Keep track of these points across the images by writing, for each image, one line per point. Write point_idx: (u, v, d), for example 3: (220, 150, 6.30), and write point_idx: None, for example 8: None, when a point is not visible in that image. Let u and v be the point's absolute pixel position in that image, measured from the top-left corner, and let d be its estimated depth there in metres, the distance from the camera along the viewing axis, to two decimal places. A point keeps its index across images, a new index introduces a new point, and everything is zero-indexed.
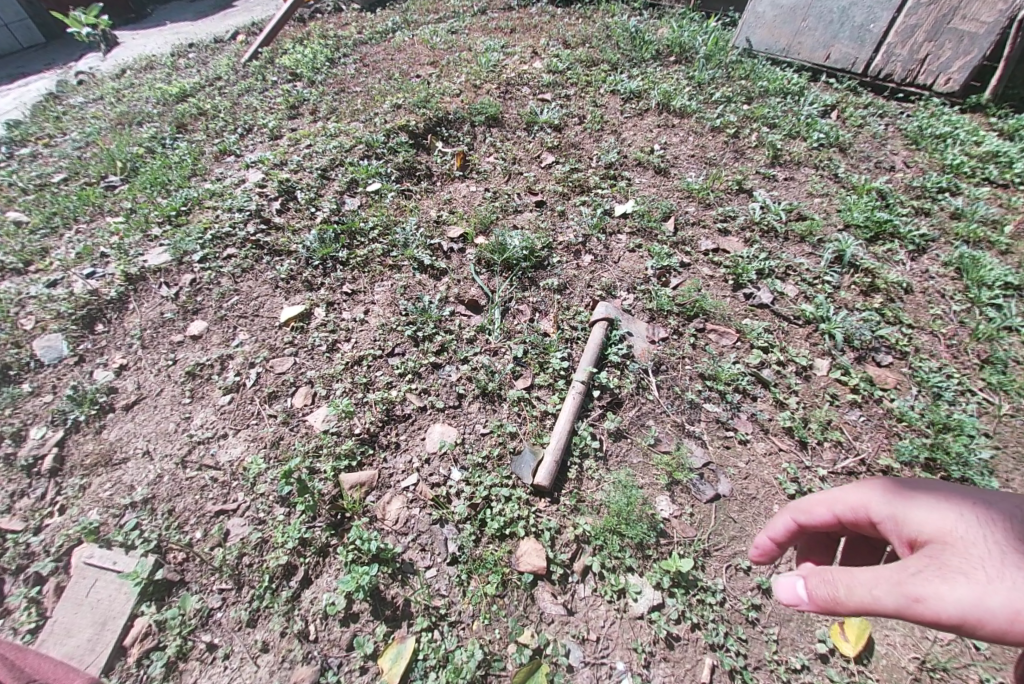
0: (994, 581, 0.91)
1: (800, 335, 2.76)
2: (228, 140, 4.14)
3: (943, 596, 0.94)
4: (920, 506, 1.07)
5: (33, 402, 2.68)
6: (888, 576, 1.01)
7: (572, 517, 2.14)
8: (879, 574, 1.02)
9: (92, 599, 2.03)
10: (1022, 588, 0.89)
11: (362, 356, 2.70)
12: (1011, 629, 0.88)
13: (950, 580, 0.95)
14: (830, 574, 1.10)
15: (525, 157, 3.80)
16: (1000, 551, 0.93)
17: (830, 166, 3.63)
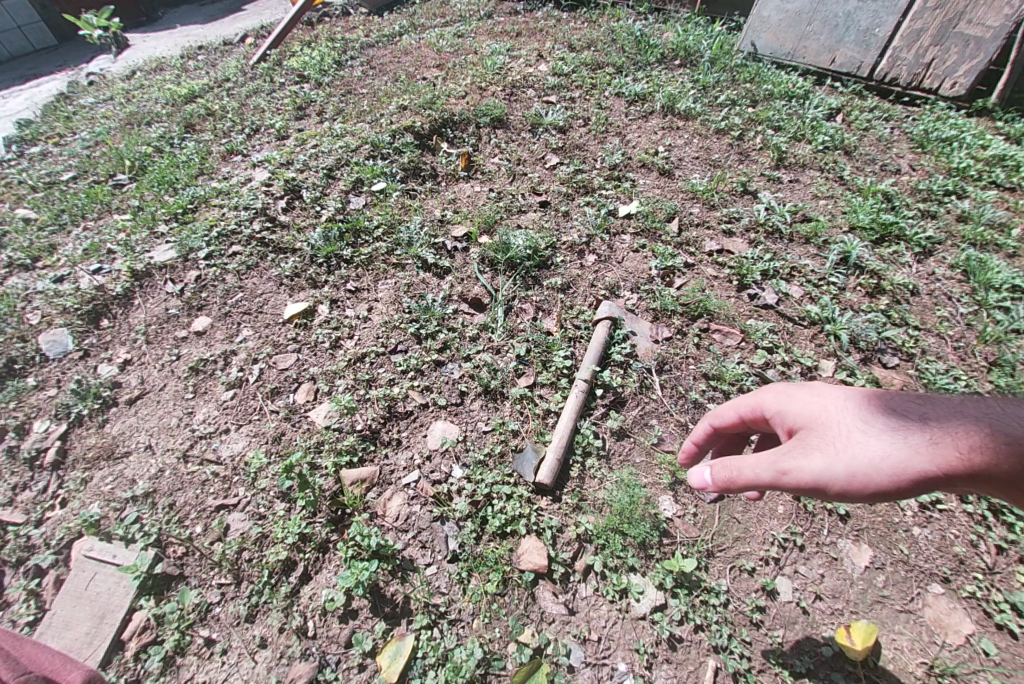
0: (843, 453, 1.23)
1: (805, 336, 2.74)
2: (235, 139, 4.16)
3: (802, 467, 1.26)
4: (801, 403, 1.36)
5: (37, 396, 2.69)
6: (769, 457, 1.30)
7: (574, 515, 2.12)
8: (761, 456, 1.31)
9: (91, 592, 2.03)
10: (858, 455, 1.22)
11: (365, 353, 2.70)
12: (849, 484, 1.22)
13: (810, 455, 1.26)
14: (727, 460, 1.37)
15: (530, 158, 3.81)
16: (845, 433, 1.26)
17: (836, 168, 3.61)
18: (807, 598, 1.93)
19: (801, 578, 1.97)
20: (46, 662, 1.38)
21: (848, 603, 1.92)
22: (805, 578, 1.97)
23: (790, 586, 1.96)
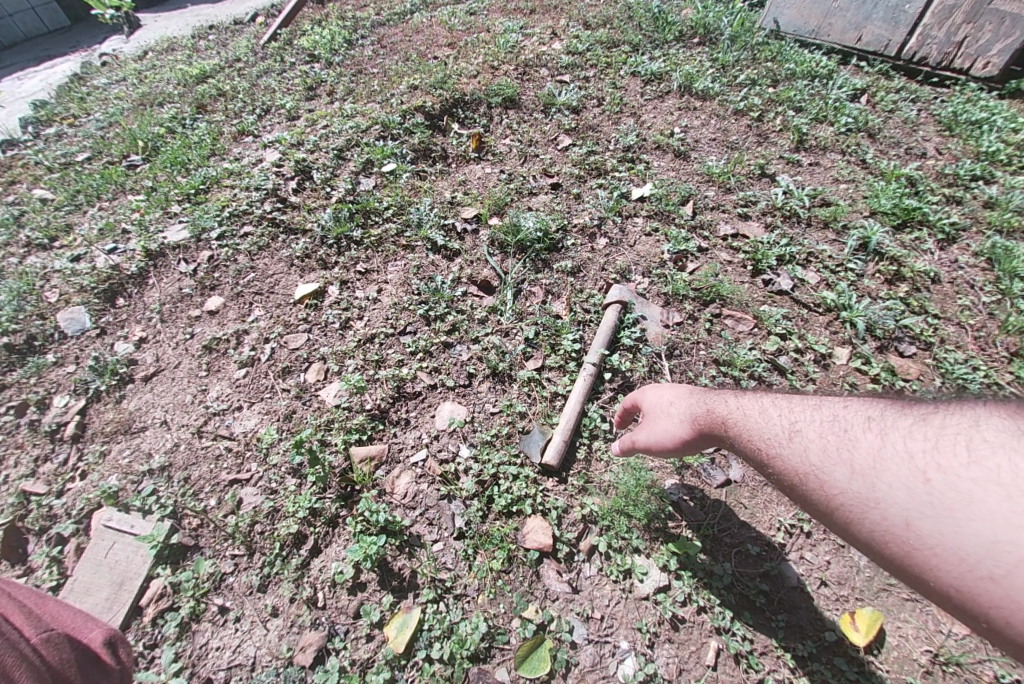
0: (662, 428, 1.61)
1: (819, 323, 2.70)
2: (246, 120, 4.16)
3: (641, 439, 1.70)
4: (650, 392, 1.73)
5: (56, 371, 2.75)
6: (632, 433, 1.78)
7: (580, 497, 2.14)
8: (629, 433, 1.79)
9: (110, 560, 2.09)
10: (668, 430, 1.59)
11: (374, 334, 2.71)
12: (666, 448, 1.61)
13: (647, 431, 1.69)
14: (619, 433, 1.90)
15: (542, 139, 3.75)
16: (664, 413, 1.63)
17: (858, 151, 3.52)
18: (812, 584, 1.93)
19: (807, 564, 1.97)
20: (69, 617, 1.38)
21: (854, 589, 1.91)
22: (811, 564, 1.97)
23: (795, 571, 1.96)
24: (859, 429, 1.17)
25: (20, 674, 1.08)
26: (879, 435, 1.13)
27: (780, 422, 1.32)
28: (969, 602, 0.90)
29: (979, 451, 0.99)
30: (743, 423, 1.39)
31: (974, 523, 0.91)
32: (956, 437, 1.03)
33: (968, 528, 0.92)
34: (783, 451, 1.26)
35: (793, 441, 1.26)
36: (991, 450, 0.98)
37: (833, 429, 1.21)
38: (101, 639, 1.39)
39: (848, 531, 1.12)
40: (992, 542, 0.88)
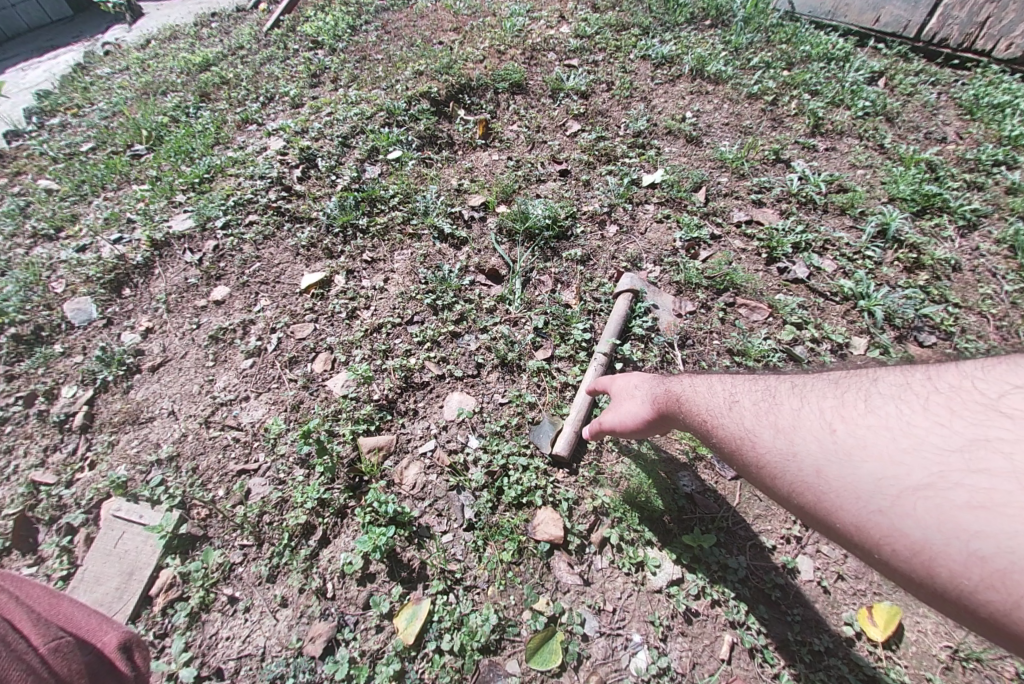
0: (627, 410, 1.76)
1: (836, 312, 2.64)
2: (250, 108, 4.10)
3: (608, 422, 1.86)
4: (620, 381, 1.89)
5: (64, 362, 2.74)
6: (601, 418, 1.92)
7: (591, 488, 2.11)
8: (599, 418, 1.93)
9: (120, 550, 2.09)
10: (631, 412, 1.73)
11: (381, 324, 2.68)
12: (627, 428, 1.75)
13: (614, 414, 1.83)
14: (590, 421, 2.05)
15: (550, 125, 3.68)
16: (629, 396, 1.78)
17: (876, 135, 3.43)
18: (829, 578, 1.89)
19: (823, 558, 1.94)
20: (80, 620, 1.36)
21: (871, 583, 1.88)
22: (827, 558, 1.94)
23: (811, 565, 1.92)
24: (784, 395, 1.30)
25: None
26: (799, 398, 1.27)
27: (719, 394, 1.44)
28: (866, 534, 1.02)
29: (876, 404, 1.14)
30: (690, 397, 1.50)
31: (871, 466, 1.05)
32: (858, 395, 1.18)
33: (867, 470, 1.05)
34: (721, 419, 1.36)
35: (729, 409, 1.37)
36: (885, 405, 1.13)
37: (762, 396, 1.34)
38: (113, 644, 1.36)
39: (770, 486, 1.24)
40: (884, 480, 1.03)
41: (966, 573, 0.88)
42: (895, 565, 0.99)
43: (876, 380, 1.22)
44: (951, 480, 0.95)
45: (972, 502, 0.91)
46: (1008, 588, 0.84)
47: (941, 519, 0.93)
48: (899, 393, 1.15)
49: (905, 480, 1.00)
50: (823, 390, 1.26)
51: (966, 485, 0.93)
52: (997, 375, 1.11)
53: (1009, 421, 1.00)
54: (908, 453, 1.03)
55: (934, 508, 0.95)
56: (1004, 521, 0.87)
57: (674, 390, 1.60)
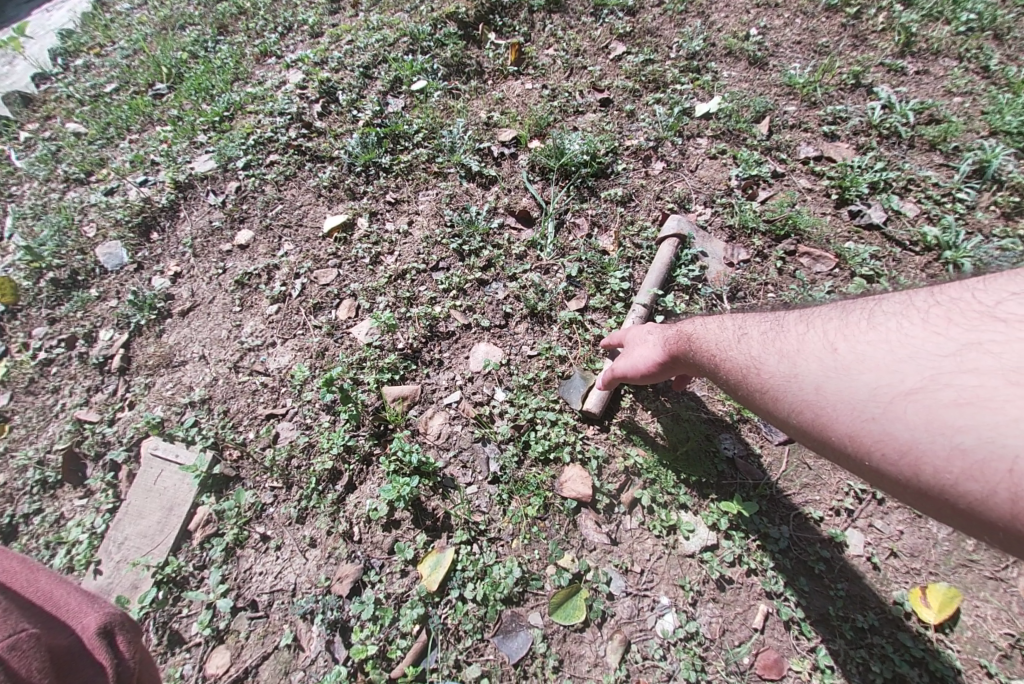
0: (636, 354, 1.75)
1: (914, 265, 2.36)
2: (268, 39, 3.87)
3: (618, 367, 1.83)
4: (632, 329, 1.90)
5: (100, 306, 2.78)
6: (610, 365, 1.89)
7: (623, 446, 2.00)
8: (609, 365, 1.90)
9: (159, 487, 2.16)
10: (641, 355, 1.72)
11: (405, 270, 2.56)
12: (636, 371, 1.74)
13: (625, 358, 1.81)
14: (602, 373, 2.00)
15: (591, 48, 3.31)
16: (640, 340, 1.78)
17: (980, 56, 2.94)
18: (880, 554, 1.76)
19: (875, 532, 1.80)
20: (52, 598, 1.08)
21: (928, 563, 1.74)
22: (880, 533, 1.80)
23: (861, 539, 1.79)
24: (790, 324, 1.28)
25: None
26: (804, 325, 1.24)
27: (726, 327, 1.42)
28: (859, 445, 0.99)
29: (877, 321, 1.11)
30: (698, 335, 1.47)
31: (866, 377, 1.02)
32: (861, 315, 1.15)
33: (861, 381, 1.02)
34: (728, 351, 1.34)
35: (736, 342, 1.35)
36: (887, 321, 1.09)
37: (770, 327, 1.31)
38: (93, 628, 1.06)
39: (771, 412, 1.21)
40: (878, 388, 0.99)
41: (951, 467, 0.85)
42: (884, 472, 0.97)
43: (879, 301, 1.18)
44: (943, 380, 0.92)
45: (960, 398, 0.88)
46: (988, 478, 0.81)
47: (929, 420, 0.90)
48: (901, 309, 1.11)
49: (898, 385, 0.97)
50: (827, 314, 1.23)
51: (957, 383, 0.90)
52: (1002, 286, 1.07)
53: (1004, 323, 0.95)
54: (904, 361, 0.99)
55: (925, 411, 0.91)
56: (990, 413, 0.84)
57: (683, 328, 1.57)
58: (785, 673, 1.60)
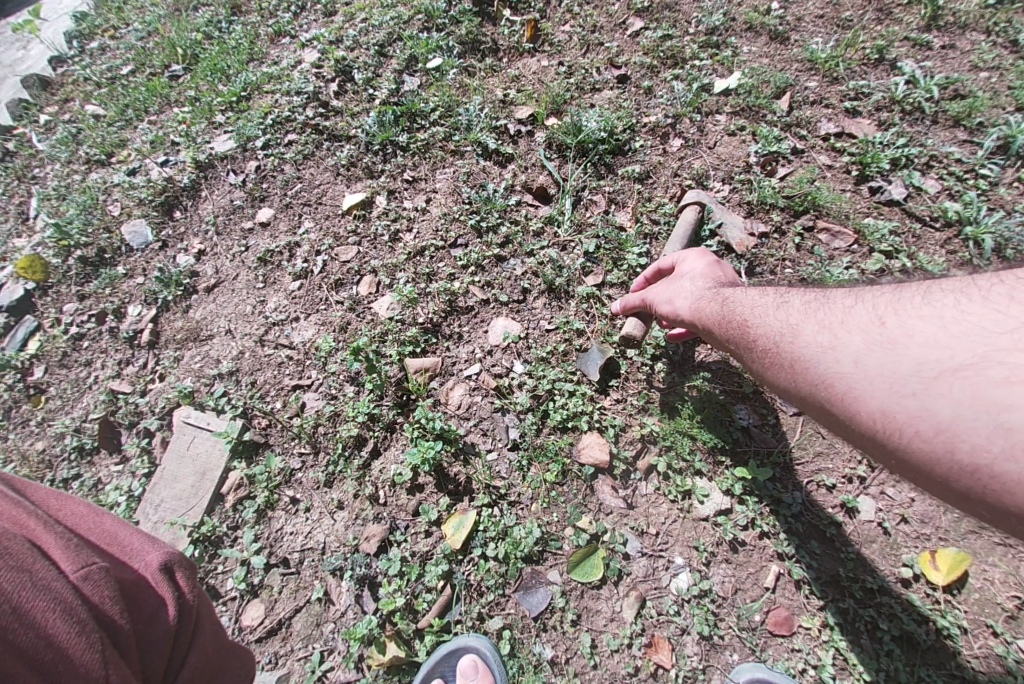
0: (674, 289, 1.77)
1: (934, 241, 2.37)
2: (282, 18, 3.87)
3: (652, 300, 1.86)
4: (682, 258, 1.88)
5: (128, 282, 2.87)
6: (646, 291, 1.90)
7: (639, 416, 2.06)
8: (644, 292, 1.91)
9: (192, 452, 2.26)
10: (679, 291, 1.74)
11: (424, 247, 2.61)
12: (668, 309, 1.76)
13: (660, 291, 1.83)
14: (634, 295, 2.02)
15: (608, 24, 3.29)
16: (681, 278, 1.79)
17: (1008, 29, 2.89)
18: (891, 519, 1.81)
19: (887, 499, 1.85)
20: (115, 539, 0.99)
21: (938, 528, 1.79)
22: (891, 499, 1.85)
23: (872, 505, 1.84)
24: (837, 299, 1.31)
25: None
26: (852, 300, 1.27)
27: (769, 299, 1.45)
28: (891, 420, 1.03)
29: (930, 302, 1.14)
30: (739, 302, 1.51)
31: (913, 352, 1.05)
32: (916, 294, 1.18)
33: (907, 356, 1.06)
34: (769, 319, 1.38)
35: (778, 312, 1.39)
36: (941, 303, 1.12)
37: (816, 301, 1.35)
38: (156, 565, 0.98)
39: (799, 384, 1.26)
40: (922, 364, 1.03)
41: (989, 445, 0.89)
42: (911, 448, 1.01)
43: (933, 284, 1.21)
44: (992, 360, 0.95)
45: (1009, 378, 0.91)
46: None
47: (972, 397, 0.94)
48: (957, 292, 1.13)
49: (945, 362, 1.00)
50: (878, 291, 1.26)
51: (1006, 364, 0.93)
52: None
53: None
54: (954, 340, 1.02)
55: (968, 390, 0.95)
56: None
57: (725, 293, 1.60)
58: (795, 629, 1.67)
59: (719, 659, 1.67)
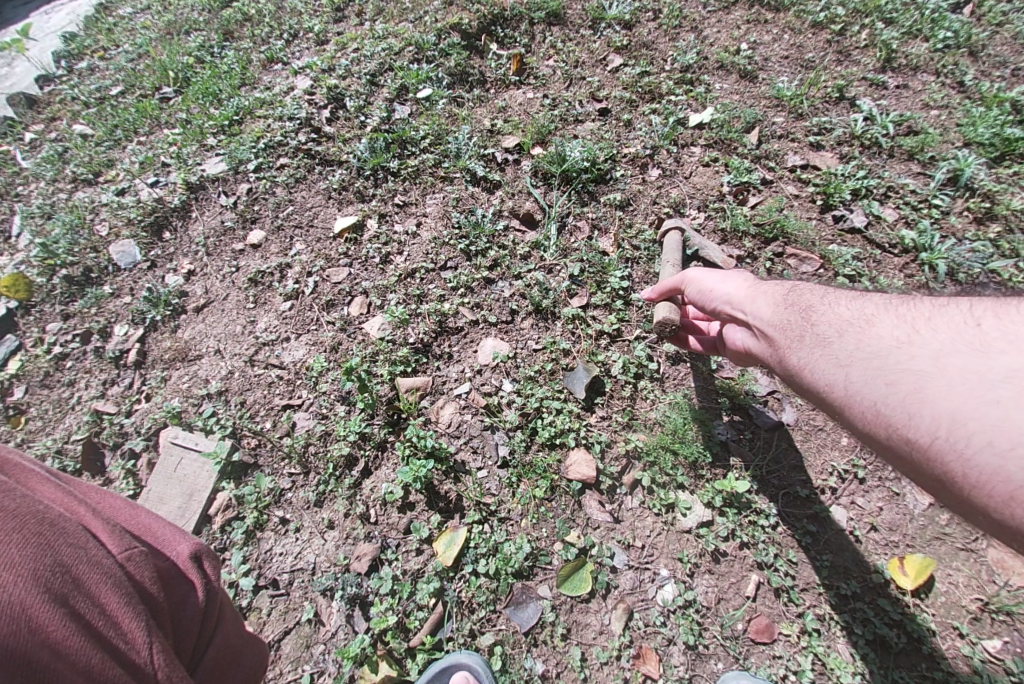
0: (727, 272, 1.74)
1: (893, 265, 2.54)
2: (275, 46, 3.98)
3: (697, 281, 1.82)
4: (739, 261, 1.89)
5: (114, 302, 2.87)
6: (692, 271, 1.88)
7: (624, 432, 2.14)
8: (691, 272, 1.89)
9: (179, 473, 2.25)
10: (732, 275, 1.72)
11: (415, 269, 2.68)
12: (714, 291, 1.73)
13: (708, 273, 1.80)
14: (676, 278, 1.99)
15: (589, 60, 3.47)
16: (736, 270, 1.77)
17: (955, 72, 3.14)
18: (862, 528, 1.91)
19: (857, 509, 1.95)
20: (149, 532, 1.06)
21: (906, 536, 1.89)
22: (861, 509, 1.95)
23: (844, 515, 1.94)
24: (922, 304, 1.26)
25: (42, 613, 0.73)
26: (939, 306, 1.23)
27: (839, 294, 1.42)
28: (960, 424, 0.99)
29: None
30: (807, 293, 1.47)
31: (1004, 360, 1.01)
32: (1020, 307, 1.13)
33: (995, 362, 1.02)
34: (840, 312, 1.34)
35: (851, 307, 1.35)
36: None
37: (896, 302, 1.31)
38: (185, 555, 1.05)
39: (855, 378, 1.22)
40: (1010, 374, 0.99)
41: None
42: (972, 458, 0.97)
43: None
44: None
45: None
46: None
47: None
48: None
49: None
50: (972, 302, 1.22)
51: None
52: None
53: None
54: None
55: None
56: None
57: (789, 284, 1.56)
58: (776, 636, 1.74)
59: (704, 667, 1.72)
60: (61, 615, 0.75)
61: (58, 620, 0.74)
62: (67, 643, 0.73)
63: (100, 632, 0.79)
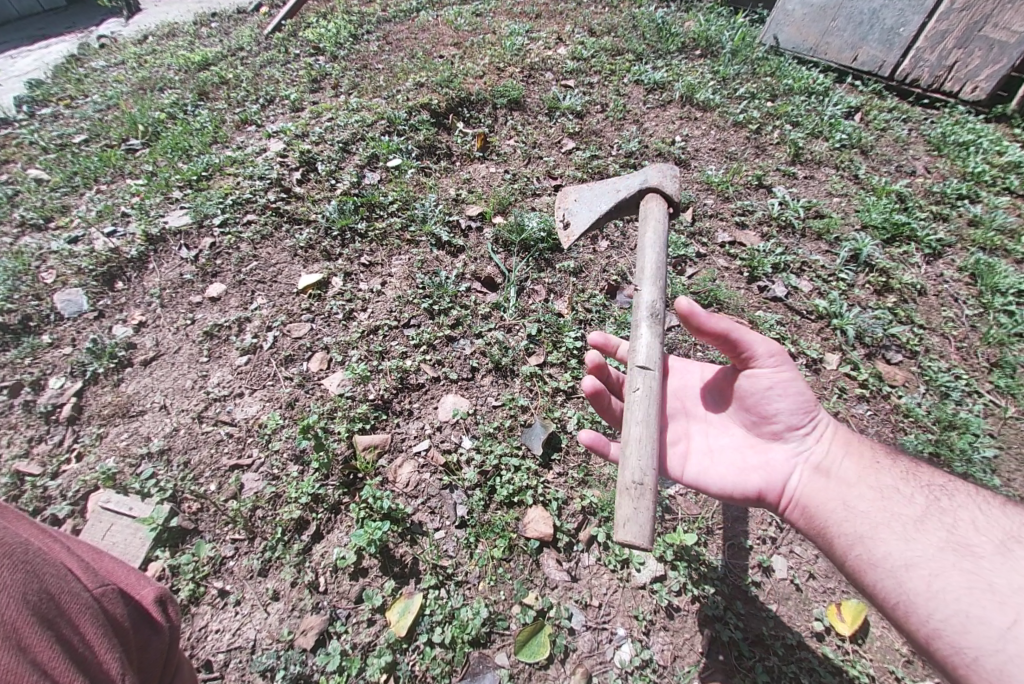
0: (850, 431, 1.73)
1: (812, 330, 2.82)
2: (250, 109, 4.12)
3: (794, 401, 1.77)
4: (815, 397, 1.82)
5: (52, 353, 2.73)
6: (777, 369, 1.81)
7: (579, 489, 2.20)
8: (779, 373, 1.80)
9: (108, 541, 2.08)
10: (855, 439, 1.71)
11: (377, 327, 2.73)
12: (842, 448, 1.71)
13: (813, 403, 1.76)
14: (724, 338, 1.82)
15: (546, 142, 3.80)
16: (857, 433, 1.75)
17: (851, 166, 3.64)
18: (801, 576, 2.01)
19: (796, 557, 2.06)
20: (125, 575, 1.09)
21: (840, 583, 2.00)
22: (800, 557, 2.06)
23: (785, 564, 2.04)
24: None
25: (28, 634, 0.77)
26: None
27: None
28: None
29: None
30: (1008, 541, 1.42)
31: None
32: None
33: None
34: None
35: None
36: None
37: None
38: (151, 597, 1.08)
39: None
40: None
41: None
42: None
43: None
44: None
45: None
46: None
47: None
48: None
49: None
50: None
51: None
52: None
53: None
54: None
55: None
56: None
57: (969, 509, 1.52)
58: None
59: None
60: (48, 638, 0.78)
61: (46, 641, 0.77)
62: (54, 665, 0.76)
63: (80, 658, 0.81)
